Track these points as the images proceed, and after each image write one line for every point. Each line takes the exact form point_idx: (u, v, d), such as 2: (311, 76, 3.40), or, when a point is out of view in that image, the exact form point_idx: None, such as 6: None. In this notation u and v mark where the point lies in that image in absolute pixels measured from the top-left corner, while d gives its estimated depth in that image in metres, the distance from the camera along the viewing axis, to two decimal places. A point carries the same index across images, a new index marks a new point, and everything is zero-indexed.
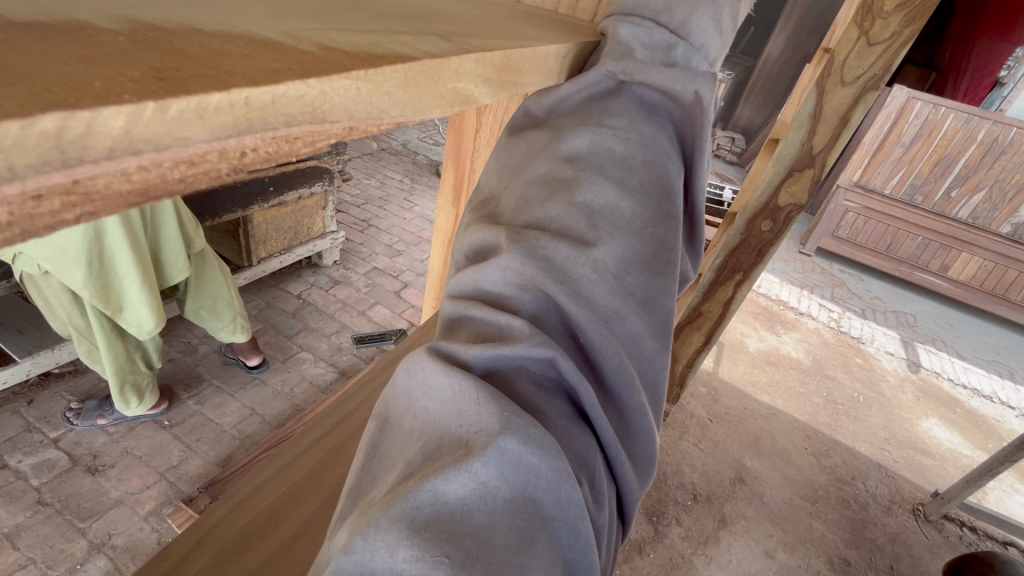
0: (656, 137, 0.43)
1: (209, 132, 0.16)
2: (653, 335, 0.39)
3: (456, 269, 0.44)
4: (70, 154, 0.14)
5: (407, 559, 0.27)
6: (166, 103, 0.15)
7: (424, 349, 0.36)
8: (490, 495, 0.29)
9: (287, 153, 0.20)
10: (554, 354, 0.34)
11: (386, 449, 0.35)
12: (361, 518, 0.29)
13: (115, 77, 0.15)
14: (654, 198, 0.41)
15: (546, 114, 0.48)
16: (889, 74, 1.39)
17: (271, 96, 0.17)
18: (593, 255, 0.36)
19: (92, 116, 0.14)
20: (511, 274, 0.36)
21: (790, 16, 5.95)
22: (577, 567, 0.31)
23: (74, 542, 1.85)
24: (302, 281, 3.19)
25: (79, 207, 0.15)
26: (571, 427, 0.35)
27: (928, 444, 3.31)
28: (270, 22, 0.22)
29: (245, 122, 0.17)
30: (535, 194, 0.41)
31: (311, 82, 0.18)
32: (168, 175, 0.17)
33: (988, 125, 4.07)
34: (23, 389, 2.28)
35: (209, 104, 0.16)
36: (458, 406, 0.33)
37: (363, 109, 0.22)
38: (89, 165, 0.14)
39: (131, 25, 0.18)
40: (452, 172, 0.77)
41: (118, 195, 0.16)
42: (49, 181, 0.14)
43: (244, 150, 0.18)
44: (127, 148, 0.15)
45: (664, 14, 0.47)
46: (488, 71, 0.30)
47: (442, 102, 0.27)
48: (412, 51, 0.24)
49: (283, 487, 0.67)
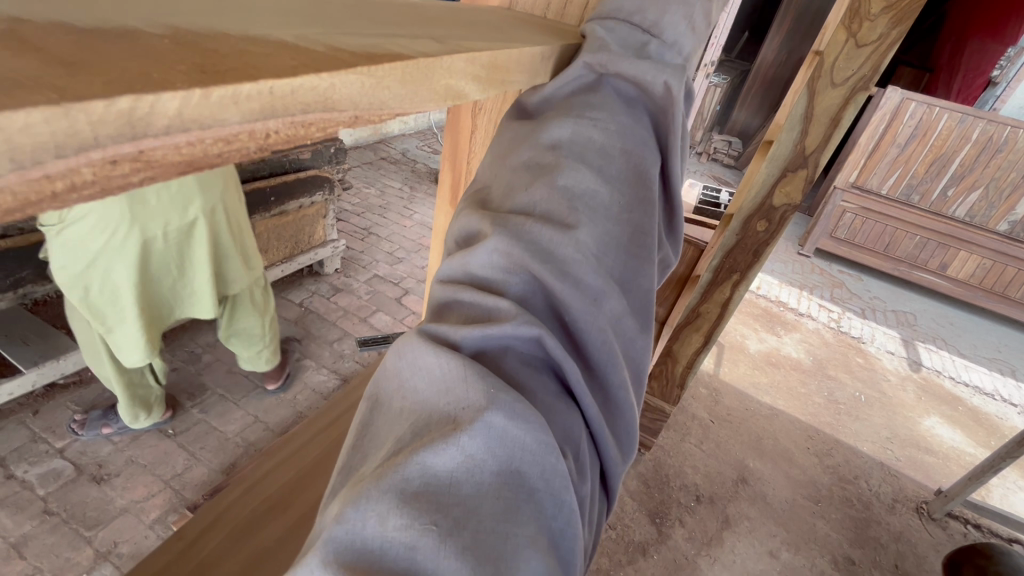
0: (633, 128, 0.46)
1: (242, 116, 0.19)
2: (634, 315, 0.42)
3: (447, 255, 0.47)
4: (138, 128, 0.17)
5: (398, 527, 0.29)
6: (211, 90, 0.18)
7: (417, 333, 0.39)
8: (478, 467, 0.32)
9: (301, 137, 0.23)
10: (538, 333, 0.37)
11: (379, 429, 0.38)
12: (355, 490, 0.32)
13: (168, 67, 0.18)
14: (631, 184, 0.44)
15: (533, 108, 0.51)
16: (877, 74, 1.46)
17: (291, 86, 0.20)
18: (576, 236, 0.39)
19: (155, 99, 0.17)
20: (499, 256, 0.39)
21: (783, 21, 6.03)
22: (563, 536, 0.34)
23: (80, 550, 1.86)
24: (304, 289, 3.22)
25: (141, 171, 0.18)
26: (557, 403, 0.38)
27: (930, 442, 3.31)
28: (282, 28, 0.25)
29: (269, 106, 0.20)
30: (521, 180, 0.44)
31: (322, 75, 0.21)
32: (210, 151, 0.20)
33: (982, 125, 4.15)
34: (29, 400, 2.30)
35: (241, 92, 0.19)
36: (448, 385, 0.35)
37: (367, 100, 0.24)
38: (152, 139, 0.17)
39: (172, 30, 0.21)
40: (449, 172, 0.81)
41: (173, 164, 0.19)
42: (122, 150, 0.17)
43: (267, 131, 0.21)
44: (179, 129, 0.18)
45: (637, 14, 0.51)
46: (477, 70, 0.33)
47: (437, 96, 0.30)
48: (407, 51, 0.27)
49: (291, 473, 0.69)
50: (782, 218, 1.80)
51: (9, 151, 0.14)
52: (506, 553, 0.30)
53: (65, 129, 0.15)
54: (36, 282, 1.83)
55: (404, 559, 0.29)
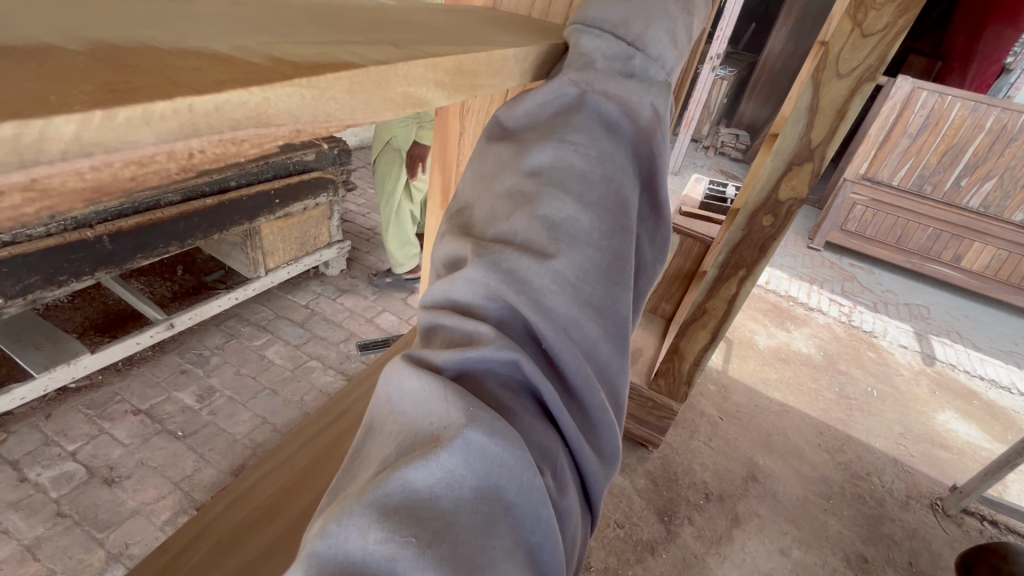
0: (614, 153, 0.45)
1: (157, 136, 0.18)
2: (611, 339, 0.40)
3: (433, 279, 0.46)
4: (27, 156, 0.16)
5: (378, 540, 0.29)
6: (112, 111, 0.17)
7: (401, 356, 0.38)
8: (457, 482, 0.31)
9: (234, 153, 0.23)
10: (517, 356, 0.36)
11: (367, 453, 0.37)
12: (333, 509, 0.31)
13: (69, 89, 0.17)
14: (611, 210, 0.43)
15: (515, 126, 0.50)
16: (884, 64, 1.43)
17: (215, 103, 0.19)
18: (554, 265, 0.38)
19: (47, 124, 0.15)
20: (477, 285, 0.38)
21: (790, 11, 5.98)
22: (542, 552, 0.33)
23: (92, 552, 1.88)
24: (310, 291, 3.29)
25: (34, 201, 0.18)
26: (537, 424, 0.37)
27: (946, 438, 3.25)
28: (227, 39, 0.24)
29: (190, 126, 0.19)
30: (501, 207, 0.42)
31: (253, 90, 0.20)
32: (119, 174, 0.19)
33: (996, 113, 4.09)
34: (41, 404, 2.34)
35: (153, 110, 0.18)
36: (429, 404, 0.34)
37: (310, 112, 0.24)
38: (44, 166, 0.16)
39: (95, 46, 0.20)
40: (438, 175, 0.79)
41: (71, 189, 0.18)
42: (9, 179, 0.16)
43: (191, 151, 0.21)
44: (80, 151, 0.17)
45: (622, 27, 0.49)
46: (440, 76, 0.32)
47: (394, 104, 0.29)
48: (359, 59, 0.26)
49: (279, 482, 0.68)
50: (788, 213, 1.77)
51: None
52: (485, 565, 0.29)
53: None
54: (46, 288, 1.83)
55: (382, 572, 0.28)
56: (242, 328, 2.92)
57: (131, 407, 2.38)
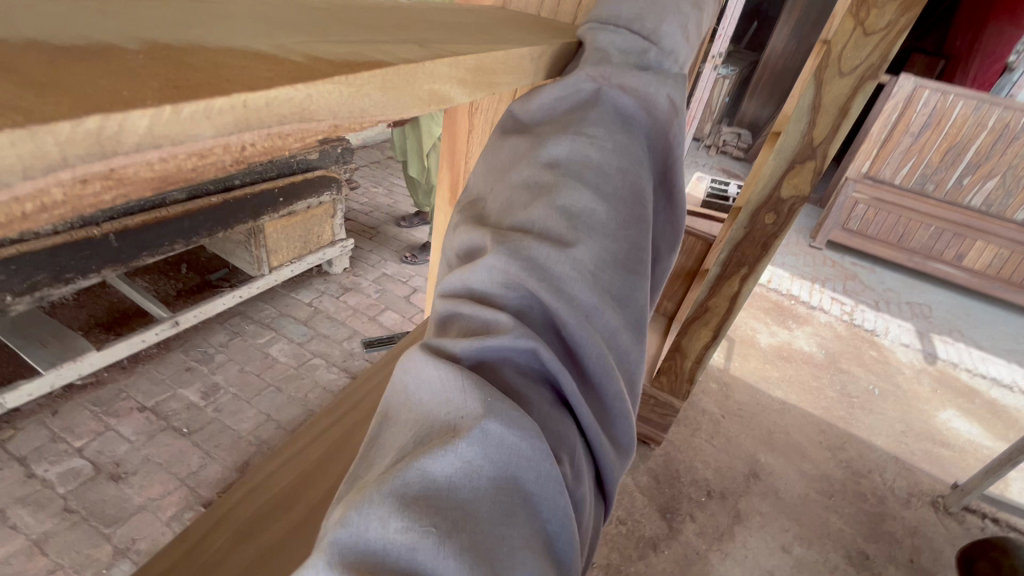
0: (631, 147, 0.46)
1: (213, 130, 0.20)
2: (627, 329, 0.42)
3: (448, 268, 0.47)
4: (107, 146, 0.18)
5: (399, 529, 0.30)
6: (180, 106, 0.18)
7: (419, 346, 0.39)
8: (475, 471, 0.32)
9: (280, 146, 0.24)
10: (535, 346, 0.37)
11: (386, 441, 0.38)
12: (355, 497, 0.33)
13: (139, 87, 0.19)
14: (627, 202, 0.44)
15: (531, 118, 0.51)
16: (887, 62, 1.44)
17: (266, 98, 0.21)
18: (572, 254, 0.40)
19: (123, 118, 0.17)
20: (496, 273, 0.39)
21: (792, 10, 5.98)
22: (557, 539, 0.34)
23: (100, 547, 1.90)
24: (314, 289, 3.31)
25: (112, 189, 0.20)
26: (554, 412, 0.38)
27: (947, 436, 3.26)
28: (267, 37, 0.25)
29: (244, 120, 0.21)
30: (518, 199, 0.44)
31: (299, 86, 0.22)
32: (183, 165, 0.21)
33: (998, 112, 4.08)
34: (48, 401, 2.36)
35: (213, 106, 0.19)
36: (448, 394, 0.35)
37: (347, 108, 0.25)
38: (122, 156, 0.18)
39: (150, 45, 0.21)
40: (448, 171, 0.81)
41: (141, 178, 0.20)
42: (90, 167, 0.18)
43: (243, 144, 0.22)
44: (150, 144, 0.19)
45: (635, 22, 0.51)
46: (462, 74, 0.33)
47: (421, 101, 0.31)
48: (388, 57, 0.28)
49: (295, 472, 0.70)
50: (790, 211, 1.78)
51: (38, 165, 0.16)
52: (503, 552, 0.31)
53: (32, 151, 0.16)
54: (53, 285, 1.84)
55: (407, 556, 0.29)
56: (247, 326, 2.94)
57: (136, 404, 2.40)
